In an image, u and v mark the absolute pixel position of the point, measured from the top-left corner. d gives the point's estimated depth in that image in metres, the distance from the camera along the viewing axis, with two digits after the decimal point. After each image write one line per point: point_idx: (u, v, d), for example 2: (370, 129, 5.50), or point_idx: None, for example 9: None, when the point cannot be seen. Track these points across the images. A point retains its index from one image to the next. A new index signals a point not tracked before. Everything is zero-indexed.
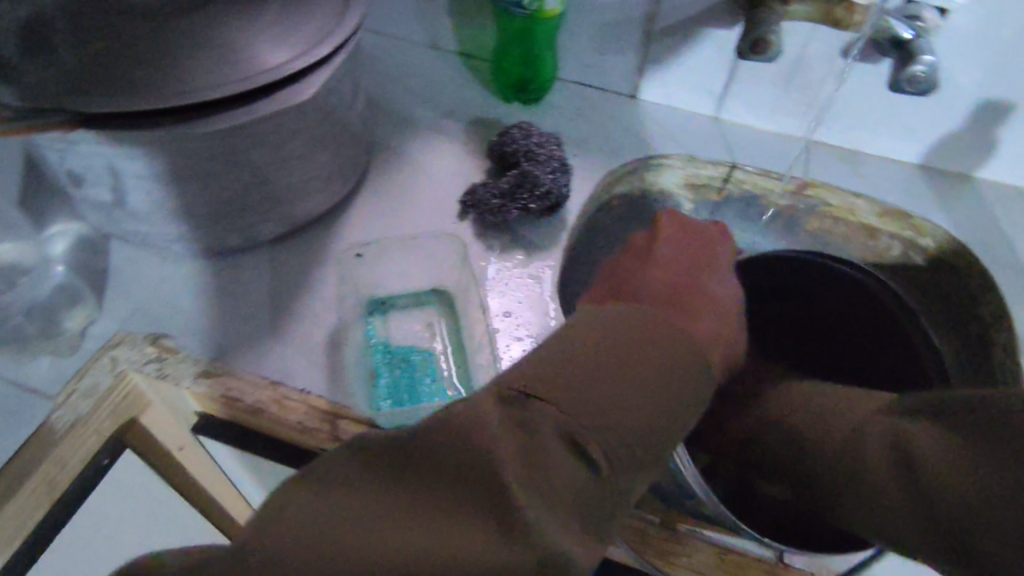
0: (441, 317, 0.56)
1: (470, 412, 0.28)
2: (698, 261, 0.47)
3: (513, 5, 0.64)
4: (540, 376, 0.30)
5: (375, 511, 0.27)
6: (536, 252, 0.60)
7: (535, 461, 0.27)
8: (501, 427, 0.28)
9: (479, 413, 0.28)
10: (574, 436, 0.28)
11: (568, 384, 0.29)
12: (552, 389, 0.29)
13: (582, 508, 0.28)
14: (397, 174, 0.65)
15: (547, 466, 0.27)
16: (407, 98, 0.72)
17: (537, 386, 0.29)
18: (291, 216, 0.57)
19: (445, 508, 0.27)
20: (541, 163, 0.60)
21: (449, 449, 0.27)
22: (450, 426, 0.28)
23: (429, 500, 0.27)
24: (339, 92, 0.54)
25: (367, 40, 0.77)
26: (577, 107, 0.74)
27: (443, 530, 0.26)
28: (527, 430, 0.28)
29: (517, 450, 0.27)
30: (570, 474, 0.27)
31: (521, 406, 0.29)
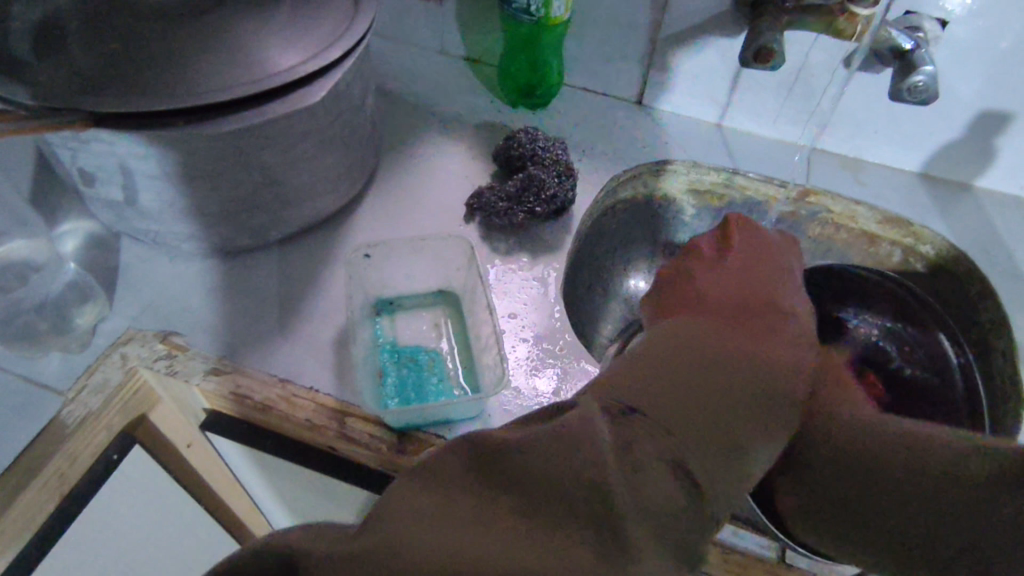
0: (448, 318, 0.57)
1: (583, 427, 0.28)
2: (769, 270, 0.47)
3: (520, 12, 0.65)
4: (642, 399, 0.30)
5: (467, 516, 0.25)
6: (542, 254, 0.60)
7: (643, 486, 0.26)
8: (607, 444, 0.27)
9: (592, 427, 0.28)
10: (676, 457, 0.28)
11: (669, 409, 0.30)
12: (651, 408, 0.30)
13: (678, 529, 0.27)
14: (404, 176, 0.66)
15: (647, 483, 0.26)
16: (414, 102, 0.73)
17: (639, 405, 0.30)
18: (301, 216, 0.58)
19: (550, 525, 0.25)
20: (547, 168, 0.61)
21: (564, 461, 0.26)
22: (567, 441, 0.27)
23: (534, 516, 0.25)
24: (349, 94, 0.55)
25: (375, 44, 0.78)
26: (582, 112, 0.75)
27: (556, 550, 0.24)
28: (635, 451, 0.27)
29: (624, 469, 0.26)
30: (670, 495, 0.27)
31: (622, 419, 0.29)
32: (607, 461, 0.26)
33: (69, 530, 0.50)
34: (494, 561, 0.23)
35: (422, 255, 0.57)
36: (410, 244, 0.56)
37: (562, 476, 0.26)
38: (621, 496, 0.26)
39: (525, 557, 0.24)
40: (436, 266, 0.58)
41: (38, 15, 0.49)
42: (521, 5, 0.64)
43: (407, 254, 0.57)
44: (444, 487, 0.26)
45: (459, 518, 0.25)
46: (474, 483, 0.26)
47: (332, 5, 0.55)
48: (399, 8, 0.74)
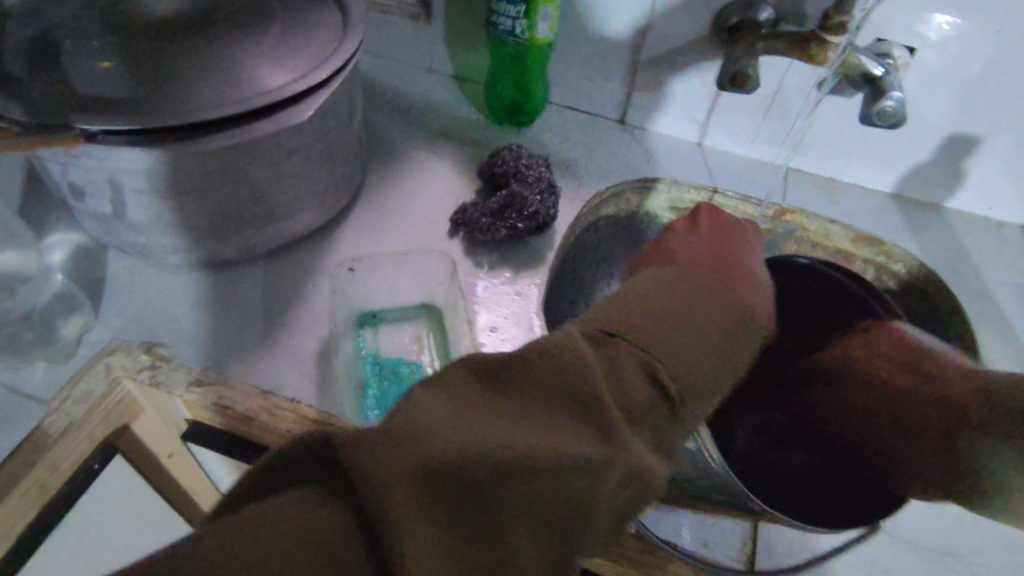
0: (429, 332, 0.58)
1: (570, 345, 0.30)
2: (734, 238, 0.49)
3: (506, 33, 0.67)
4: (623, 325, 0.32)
5: (482, 412, 0.28)
6: (523, 269, 0.62)
7: (628, 388, 0.29)
8: (592, 357, 0.30)
9: (577, 344, 0.30)
10: (653, 368, 0.31)
11: (648, 335, 0.32)
12: (635, 332, 0.32)
13: (656, 427, 0.30)
14: (390, 191, 0.67)
15: (630, 389, 0.29)
16: (402, 119, 0.74)
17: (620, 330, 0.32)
18: (285, 230, 0.59)
19: (549, 419, 0.28)
20: (529, 185, 0.63)
21: (560, 372, 0.29)
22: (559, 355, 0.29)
23: (532, 411, 0.28)
24: (336, 112, 0.56)
25: (365, 61, 0.80)
26: (566, 131, 0.77)
27: (557, 437, 0.27)
28: (618, 365, 0.30)
29: (608, 377, 0.29)
30: (651, 399, 0.30)
31: (606, 342, 0.31)
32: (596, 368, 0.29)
33: (48, 540, 0.50)
34: (503, 444, 0.26)
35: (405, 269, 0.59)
36: (394, 258, 0.59)
37: (564, 382, 0.28)
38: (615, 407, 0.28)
39: (530, 440, 0.26)
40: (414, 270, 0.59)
41: (35, 34, 0.51)
42: (507, 26, 0.66)
43: (390, 267, 0.59)
44: (451, 393, 0.28)
45: (469, 417, 0.27)
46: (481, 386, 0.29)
47: (323, 26, 0.56)
48: (389, 27, 0.76)
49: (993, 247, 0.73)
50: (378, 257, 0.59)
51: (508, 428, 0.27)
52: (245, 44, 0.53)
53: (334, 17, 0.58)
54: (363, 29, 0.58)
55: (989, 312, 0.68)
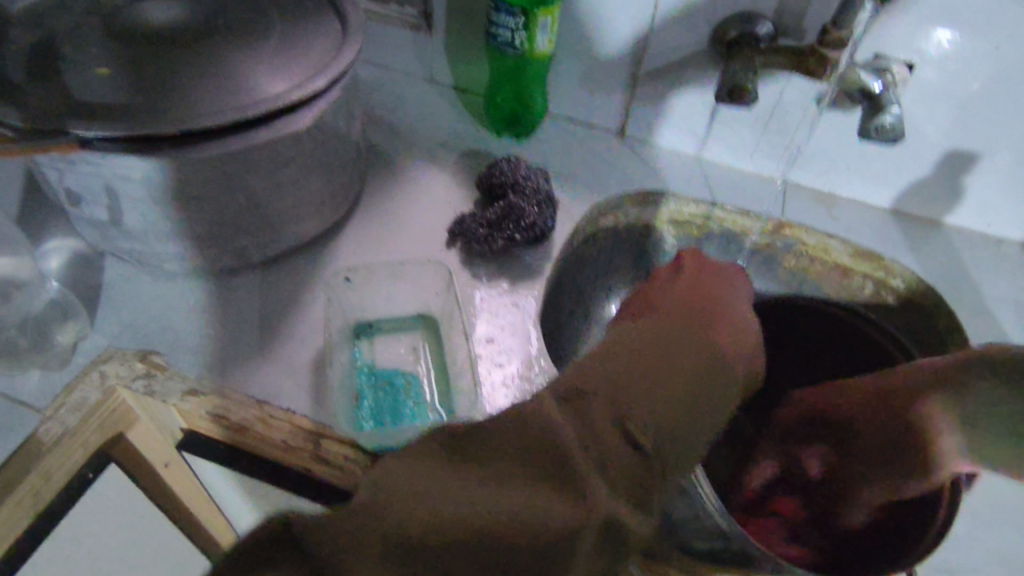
0: (426, 343, 0.58)
1: (539, 406, 0.32)
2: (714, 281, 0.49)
3: (506, 44, 0.67)
4: (593, 379, 0.34)
5: (455, 475, 0.30)
6: (521, 280, 0.62)
7: (597, 444, 0.31)
8: (559, 415, 0.32)
9: (545, 406, 0.32)
10: (623, 420, 0.33)
11: (619, 390, 0.34)
12: (610, 390, 0.34)
13: (631, 483, 0.31)
14: (389, 200, 0.67)
15: (599, 443, 0.31)
16: (402, 129, 0.75)
17: (591, 386, 0.34)
18: (283, 239, 0.59)
19: (518, 478, 0.29)
20: (527, 197, 0.63)
21: (528, 433, 0.31)
22: (528, 418, 0.32)
23: (501, 472, 0.30)
24: (336, 122, 0.57)
25: (366, 71, 0.80)
26: (565, 142, 0.77)
27: (524, 494, 0.29)
28: (588, 422, 0.32)
29: (577, 432, 0.31)
30: (622, 455, 0.31)
31: (578, 401, 0.33)
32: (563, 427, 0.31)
33: (39, 549, 0.50)
34: (472, 506, 0.28)
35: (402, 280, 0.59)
36: (389, 268, 0.58)
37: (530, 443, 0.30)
38: (583, 460, 0.30)
39: (501, 501, 0.28)
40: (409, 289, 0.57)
41: (37, 42, 0.51)
42: (507, 38, 0.67)
43: (386, 278, 0.58)
44: (424, 461, 0.30)
45: (441, 481, 0.29)
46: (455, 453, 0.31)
47: (324, 36, 0.57)
48: (390, 36, 0.77)
49: (991, 263, 0.73)
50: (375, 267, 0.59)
51: (482, 489, 0.29)
52: (245, 53, 0.53)
53: (334, 27, 0.58)
54: (363, 39, 0.58)
55: (988, 328, 0.68)
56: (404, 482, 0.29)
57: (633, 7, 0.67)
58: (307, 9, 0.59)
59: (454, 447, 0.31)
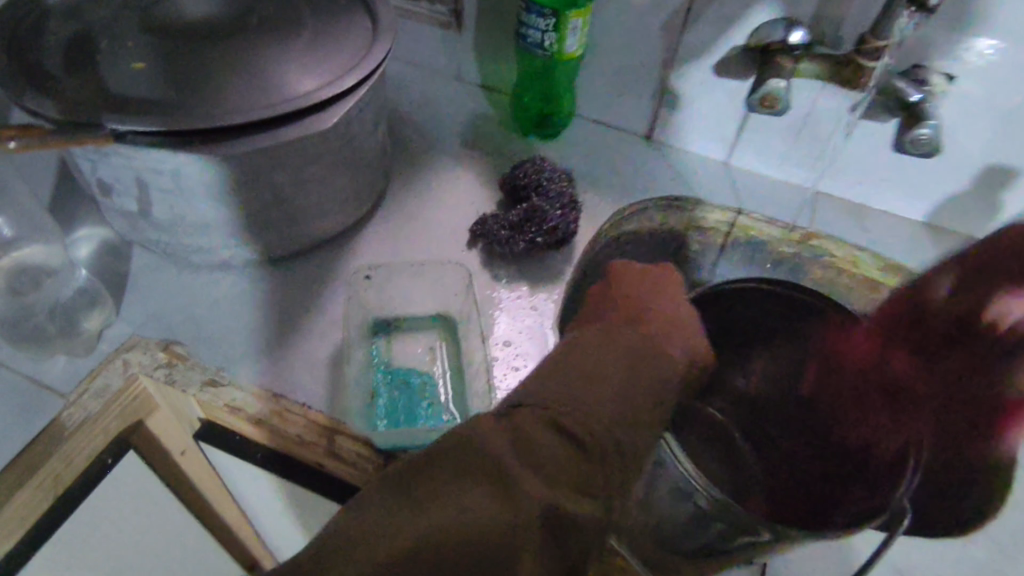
0: (443, 343, 0.57)
1: (473, 425, 0.34)
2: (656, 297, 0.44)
3: (535, 46, 0.67)
4: (529, 393, 0.35)
5: (404, 505, 0.32)
6: (541, 283, 0.62)
7: (532, 447, 0.33)
8: (494, 428, 0.34)
9: (479, 424, 0.34)
10: (556, 421, 0.34)
11: (555, 396, 0.35)
12: (554, 402, 0.34)
13: (573, 476, 0.33)
14: (413, 198, 0.67)
15: (535, 446, 0.33)
16: (428, 127, 0.75)
17: (526, 398, 0.35)
18: (306, 235, 0.60)
19: (460, 491, 0.32)
20: (550, 199, 0.63)
21: (464, 453, 0.33)
22: (462, 440, 0.34)
23: (445, 491, 0.32)
24: (362, 120, 0.57)
25: (395, 68, 0.80)
26: (591, 145, 0.76)
27: (466, 507, 0.31)
28: (520, 433, 0.33)
29: (510, 441, 0.33)
30: (561, 456, 0.33)
31: (513, 415, 0.35)
32: (496, 442, 0.33)
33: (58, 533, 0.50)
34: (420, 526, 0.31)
35: (421, 279, 0.59)
36: (410, 268, 0.59)
37: (469, 462, 0.33)
38: (516, 464, 0.32)
39: (444, 517, 0.31)
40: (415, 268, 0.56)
41: (75, 34, 0.52)
42: (537, 39, 0.66)
43: (406, 277, 0.59)
44: (377, 495, 0.34)
45: (392, 512, 0.32)
46: (405, 482, 0.34)
47: (355, 35, 0.57)
48: (420, 34, 0.77)
49: None
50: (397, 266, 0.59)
51: (426, 511, 0.31)
52: (277, 49, 0.53)
53: (366, 25, 0.58)
54: (394, 38, 0.58)
55: None
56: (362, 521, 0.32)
57: (666, 11, 0.66)
58: (338, 6, 0.60)
59: (400, 479, 0.34)
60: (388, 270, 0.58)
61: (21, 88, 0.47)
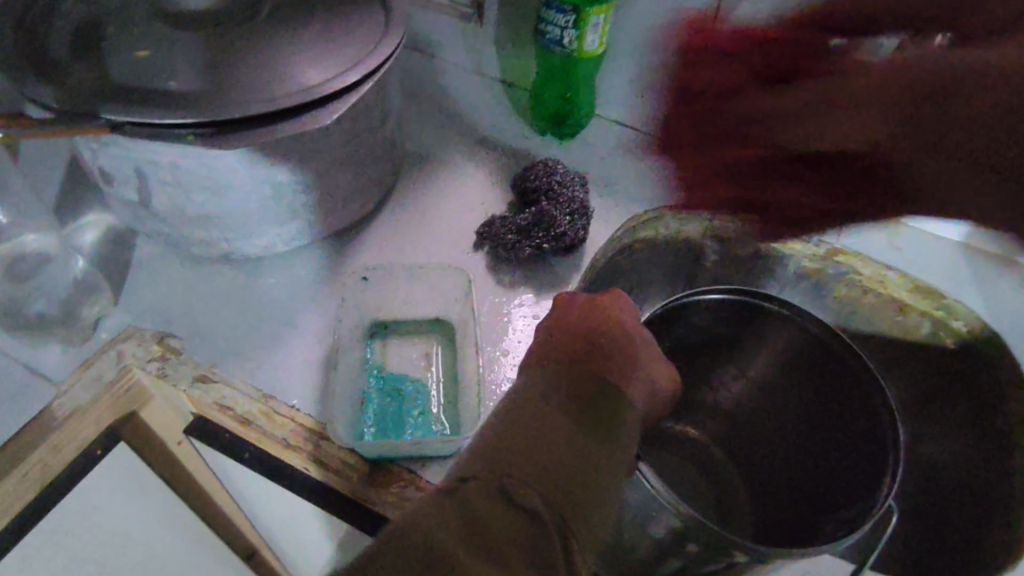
0: (441, 349, 0.56)
1: (420, 512, 0.33)
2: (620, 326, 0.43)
3: (553, 42, 0.64)
4: (478, 463, 0.34)
5: None
6: (545, 289, 0.59)
7: (483, 524, 0.32)
8: (439, 514, 0.32)
9: (425, 508, 0.33)
10: (505, 492, 0.32)
11: (505, 461, 0.34)
12: (505, 472, 0.33)
13: (529, 553, 0.31)
14: (421, 196, 0.66)
15: (488, 527, 0.31)
16: (442, 122, 0.73)
17: (472, 471, 0.34)
18: (307, 231, 0.58)
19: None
20: (561, 204, 0.60)
21: (411, 542, 0.31)
22: (405, 528, 0.32)
23: None
24: (367, 116, 0.55)
25: (412, 59, 0.78)
26: (609, 147, 0.74)
27: None
28: (469, 509, 0.32)
29: (459, 525, 0.32)
30: (514, 529, 0.31)
31: (460, 491, 0.33)
32: (445, 528, 0.31)
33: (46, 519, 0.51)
34: None
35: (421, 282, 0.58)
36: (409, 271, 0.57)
37: (414, 556, 0.30)
38: (465, 552, 0.30)
39: None
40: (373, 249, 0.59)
41: (82, 17, 0.51)
42: (555, 36, 0.64)
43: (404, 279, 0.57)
44: None
45: None
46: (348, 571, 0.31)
47: (365, 27, 0.55)
48: (440, 26, 0.75)
49: None
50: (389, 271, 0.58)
51: None
52: (285, 40, 0.52)
53: (378, 16, 0.56)
54: (405, 31, 0.56)
55: None
56: None
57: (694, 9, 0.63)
58: None
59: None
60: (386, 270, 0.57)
61: (24, 74, 0.47)
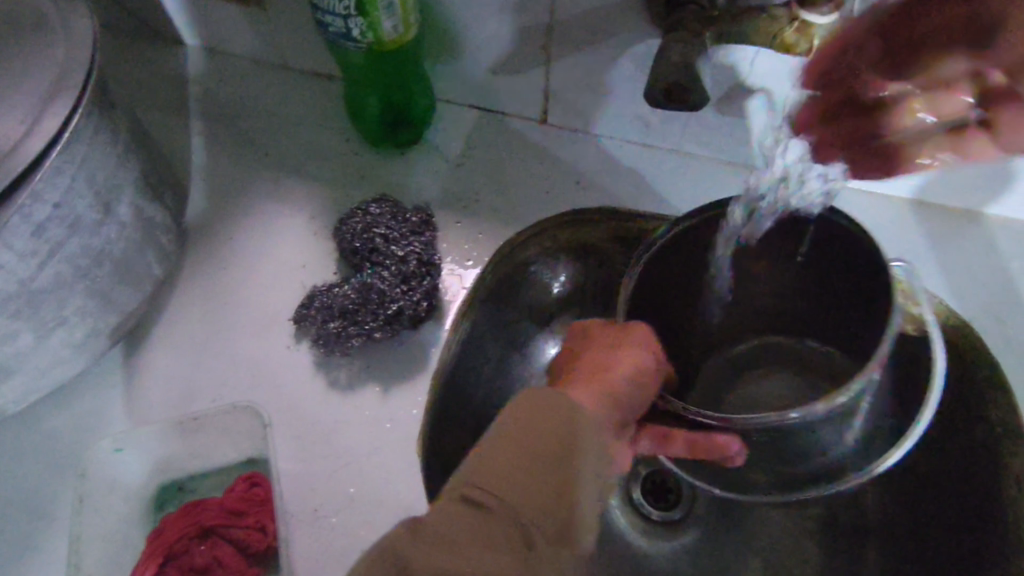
0: (246, 499, 0.43)
1: (466, 507, 0.27)
2: (604, 356, 0.35)
3: (340, 37, 0.46)
4: (490, 470, 0.28)
5: (474, 554, 0.25)
6: (394, 385, 0.46)
7: (483, 534, 0.26)
8: (472, 516, 0.27)
9: (461, 520, 0.27)
10: (520, 514, 0.27)
11: (513, 478, 0.27)
12: (516, 494, 0.27)
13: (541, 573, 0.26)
14: (212, 276, 0.50)
15: (486, 537, 0.26)
16: (243, 152, 0.54)
17: (492, 479, 0.27)
18: (47, 373, 0.43)
19: (483, 554, 0.26)
20: (388, 274, 0.46)
21: (466, 529, 0.26)
22: (459, 520, 0.27)
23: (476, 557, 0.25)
24: (63, 217, 0.38)
25: (194, 58, 0.57)
26: (466, 145, 0.56)
27: (481, 560, 0.25)
28: (483, 508, 0.27)
29: (487, 530, 0.26)
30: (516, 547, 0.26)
31: (488, 509, 0.27)
32: (481, 520, 0.26)
33: None
34: (478, 560, 0.25)
35: (209, 430, 0.45)
36: (192, 419, 0.45)
37: (491, 549, 0.26)
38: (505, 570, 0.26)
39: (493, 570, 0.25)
40: (253, 487, 0.44)
41: None
42: (339, 28, 0.45)
43: (186, 434, 0.45)
44: (452, 524, 0.26)
45: (462, 543, 0.26)
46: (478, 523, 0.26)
47: (17, 83, 0.35)
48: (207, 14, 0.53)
49: None
50: (169, 421, 0.45)
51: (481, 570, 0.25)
52: None
53: (32, 58, 0.36)
54: (78, 78, 0.36)
55: None
56: (430, 550, 0.26)
57: None
58: None
59: (459, 520, 0.27)
60: (163, 423, 0.45)
61: None
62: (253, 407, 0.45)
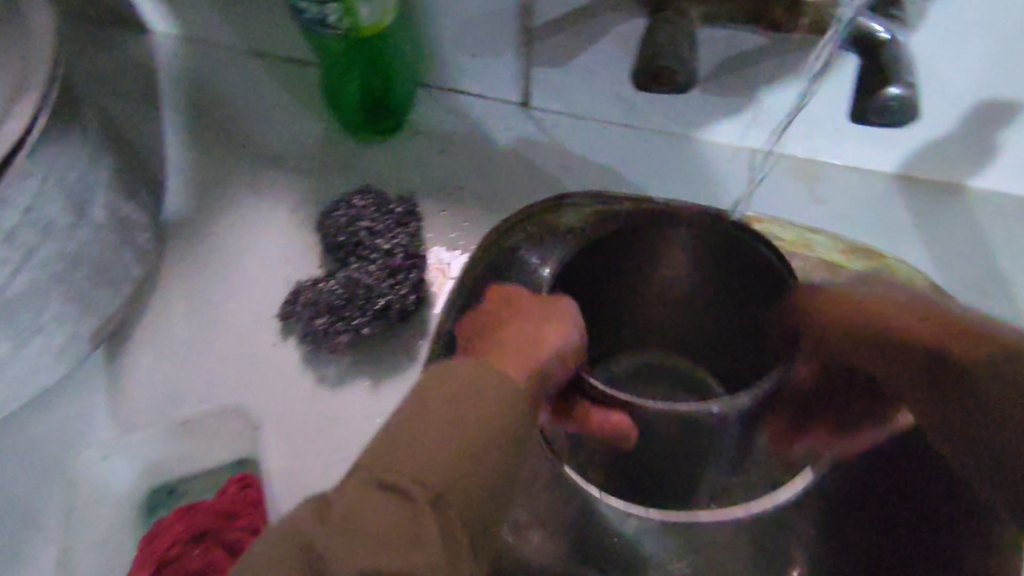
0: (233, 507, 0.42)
1: (376, 494, 0.24)
2: (523, 328, 0.32)
3: (315, 24, 0.44)
4: (402, 450, 0.25)
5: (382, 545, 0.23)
6: (385, 379, 0.45)
7: (394, 525, 0.24)
8: (385, 502, 0.24)
9: (373, 506, 0.24)
10: (437, 499, 0.24)
11: (427, 456, 0.25)
12: (428, 476, 0.25)
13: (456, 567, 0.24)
14: (193, 276, 0.49)
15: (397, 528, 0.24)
16: (219, 144, 0.53)
17: (404, 462, 0.25)
18: (26, 382, 0.42)
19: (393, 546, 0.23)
20: (373, 268, 0.45)
21: (376, 516, 0.24)
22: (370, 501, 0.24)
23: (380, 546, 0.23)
24: (36, 222, 0.37)
25: (166, 46, 0.55)
26: (448, 131, 0.55)
27: (389, 550, 0.23)
28: (397, 493, 0.24)
29: (400, 520, 0.24)
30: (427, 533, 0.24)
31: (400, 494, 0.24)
32: (394, 507, 0.24)
33: None
34: (386, 549, 0.23)
35: (196, 436, 0.45)
36: (181, 426, 0.44)
37: (401, 537, 0.23)
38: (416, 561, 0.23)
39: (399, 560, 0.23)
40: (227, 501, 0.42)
41: None
42: (313, 14, 0.43)
43: (174, 440, 0.44)
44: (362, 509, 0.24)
45: (369, 529, 0.23)
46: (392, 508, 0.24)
47: None
48: None
49: None
50: (154, 427, 0.44)
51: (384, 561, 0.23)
52: None
53: None
54: (42, 77, 0.34)
55: None
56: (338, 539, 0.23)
57: None
58: None
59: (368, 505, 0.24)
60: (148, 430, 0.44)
61: None
62: (242, 412, 0.44)
